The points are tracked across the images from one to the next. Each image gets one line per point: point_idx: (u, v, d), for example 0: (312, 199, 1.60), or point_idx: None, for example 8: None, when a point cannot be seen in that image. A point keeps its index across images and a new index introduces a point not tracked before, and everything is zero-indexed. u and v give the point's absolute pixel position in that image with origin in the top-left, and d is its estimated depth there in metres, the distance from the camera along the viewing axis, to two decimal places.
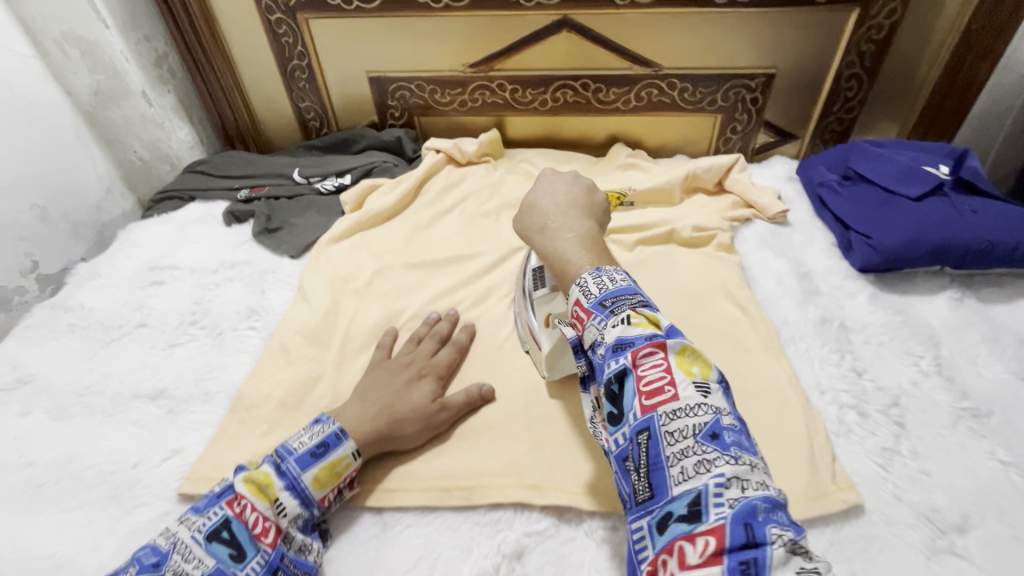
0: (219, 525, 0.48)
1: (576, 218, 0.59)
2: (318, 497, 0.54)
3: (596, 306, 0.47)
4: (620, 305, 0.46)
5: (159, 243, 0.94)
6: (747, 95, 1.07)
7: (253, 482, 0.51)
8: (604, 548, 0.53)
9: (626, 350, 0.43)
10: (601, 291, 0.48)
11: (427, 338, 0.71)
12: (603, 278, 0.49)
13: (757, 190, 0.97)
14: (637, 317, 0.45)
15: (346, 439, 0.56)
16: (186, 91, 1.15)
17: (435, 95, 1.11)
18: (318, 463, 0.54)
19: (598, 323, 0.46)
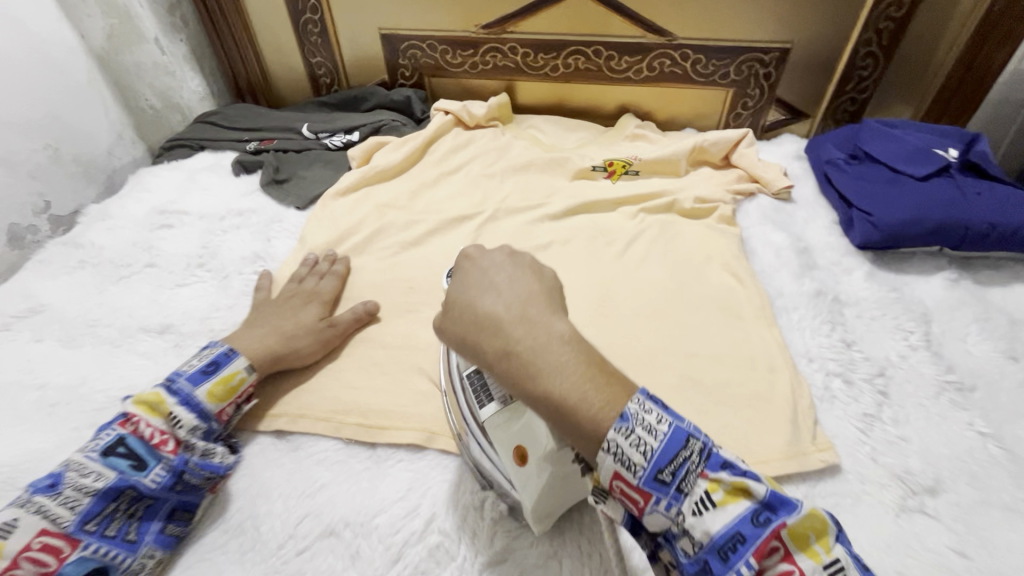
0: (115, 442, 0.50)
1: (544, 315, 0.40)
2: (217, 412, 0.56)
3: (666, 492, 0.36)
4: (683, 469, 0.36)
5: (169, 189, 0.96)
6: (761, 70, 1.06)
7: (144, 404, 0.53)
8: None
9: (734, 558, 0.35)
10: (664, 475, 0.36)
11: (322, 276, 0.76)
12: (644, 436, 0.36)
13: (763, 165, 0.97)
14: (716, 490, 0.36)
15: (236, 356, 0.59)
16: (198, 41, 1.17)
17: (447, 56, 1.11)
18: (211, 378, 0.56)
19: (672, 517, 0.36)
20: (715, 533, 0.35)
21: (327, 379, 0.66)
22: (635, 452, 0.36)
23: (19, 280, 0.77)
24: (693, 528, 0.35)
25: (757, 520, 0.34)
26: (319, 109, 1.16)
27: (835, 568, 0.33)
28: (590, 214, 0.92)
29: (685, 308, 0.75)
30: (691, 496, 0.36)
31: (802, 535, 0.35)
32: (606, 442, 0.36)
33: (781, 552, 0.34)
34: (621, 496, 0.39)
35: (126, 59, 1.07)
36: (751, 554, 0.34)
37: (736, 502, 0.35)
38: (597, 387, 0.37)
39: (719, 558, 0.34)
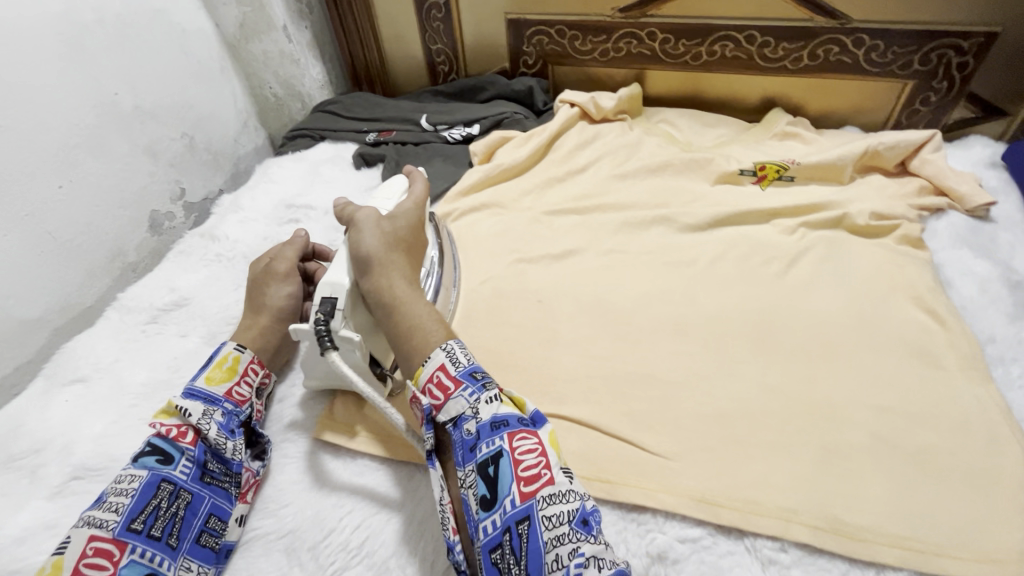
0: (140, 448, 0.51)
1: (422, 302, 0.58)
2: (224, 393, 0.56)
3: (464, 377, 0.51)
4: (490, 377, 0.52)
5: (294, 180, 0.96)
6: (954, 59, 0.88)
7: (160, 410, 0.54)
8: (774, 570, 0.47)
9: (501, 430, 0.47)
10: (469, 363, 0.52)
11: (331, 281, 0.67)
12: (466, 351, 0.53)
13: (955, 175, 0.82)
14: (505, 397, 0.51)
15: (224, 342, 0.59)
16: (322, 29, 1.14)
17: (576, 42, 1.02)
18: (206, 366, 0.57)
19: (468, 395, 0.50)
20: (495, 415, 0.49)
21: None
22: (462, 356, 0.53)
23: (164, 270, 0.79)
24: (481, 409, 0.49)
25: (524, 422, 0.49)
26: (435, 98, 1.12)
27: (569, 472, 0.47)
28: (739, 225, 0.81)
29: (870, 348, 0.63)
30: (487, 390, 0.50)
31: (565, 473, 0.47)
32: (445, 346, 0.53)
33: (543, 454, 0.46)
34: (428, 393, 0.51)
35: (254, 47, 1.07)
36: (509, 435, 0.47)
37: (516, 407, 0.50)
38: (433, 321, 0.56)
39: (488, 432, 0.47)
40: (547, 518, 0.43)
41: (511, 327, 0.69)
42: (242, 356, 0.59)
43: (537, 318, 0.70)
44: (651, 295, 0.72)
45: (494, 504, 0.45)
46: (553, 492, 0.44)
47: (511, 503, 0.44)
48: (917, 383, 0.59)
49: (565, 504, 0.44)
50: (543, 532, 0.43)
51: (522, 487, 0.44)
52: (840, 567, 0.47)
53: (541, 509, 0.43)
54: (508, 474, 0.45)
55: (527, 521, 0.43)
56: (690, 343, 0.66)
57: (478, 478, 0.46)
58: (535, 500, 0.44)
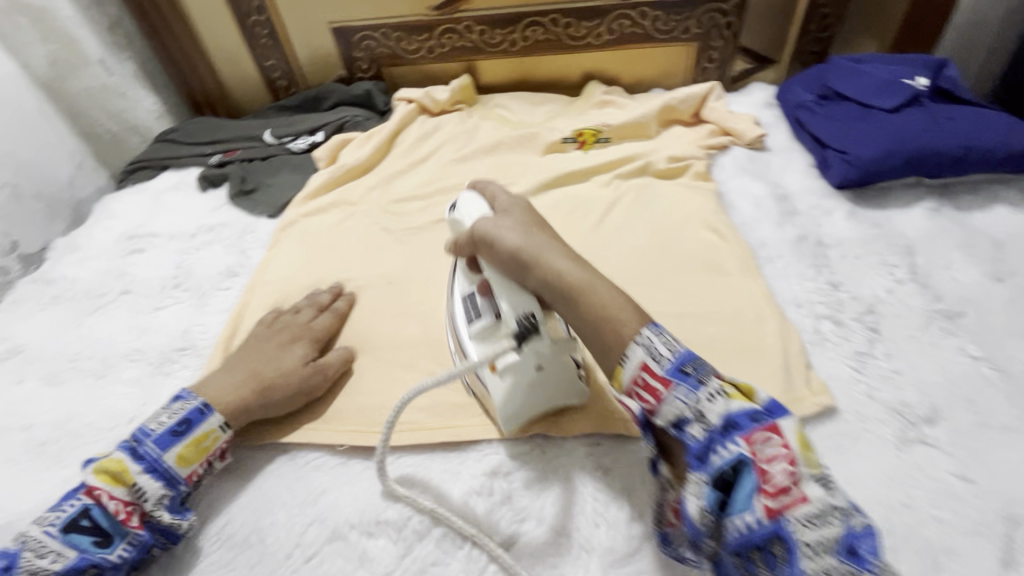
0: (76, 517, 0.48)
1: (536, 242, 0.54)
2: (185, 476, 0.53)
3: (674, 374, 0.45)
4: (704, 367, 0.46)
5: (136, 212, 0.94)
6: (722, 19, 1.03)
7: (108, 472, 0.50)
8: (589, 461, 0.55)
9: (737, 433, 0.42)
10: (673, 355, 0.46)
11: (304, 307, 0.70)
12: (668, 338, 0.47)
13: (734, 117, 0.96)
14: (728, 386, 0.45)
15: (211, 412, 0.55)
16: (147, 59, 1.12)
17: (402, 43, 1.08)
18: (181, 440, 0.53)
19: (683, 394, 0.45)
20: (724, 416, 0.43)
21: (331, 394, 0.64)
22: (664, 346, 0.47)
23: None
24: (706, 411, 0.44)
25: (760, 420, 0.43)
26: (280, 113, 1.14)
27: (823, 479, 0.41)
28: (564, 187, 0.90)
29: (671, 269, 0.74)
30: (707, 387, 0.45)
31: (807, 475, 0.41)
32: (640, 339, 0.47)
33: (792, 465, 0.40)
34: (637, 394, 0.47)
35: (73, 84, 1.02)
36: (745, 439, 0.42)
37: (746, 401, 0.44)
38: (624, 308, 0.50)
39: (721, 436, 0.43)
40: (807, 544, 0.38)
41: (361, 311, 0.73)
42: (221, 434, 0.55)
43: (386, 298, 0.75)
44: None
45: (733, 515, 0.41)
46: (812, 513, 0.39)
47: (756, 523, 0.40)
48: (707, 290, 0.70)
49: (827, 526, 0.39)
50: (804, 561, 0.38)
51: (768, 502, 0.40)
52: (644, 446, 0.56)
53: (796, 532, 0.39)
54: (751, 486, 0.41)
55: (779, 542, 0.39)
56: None
57: (711, 491, 0.42)
58: (786, 517, 0.39)
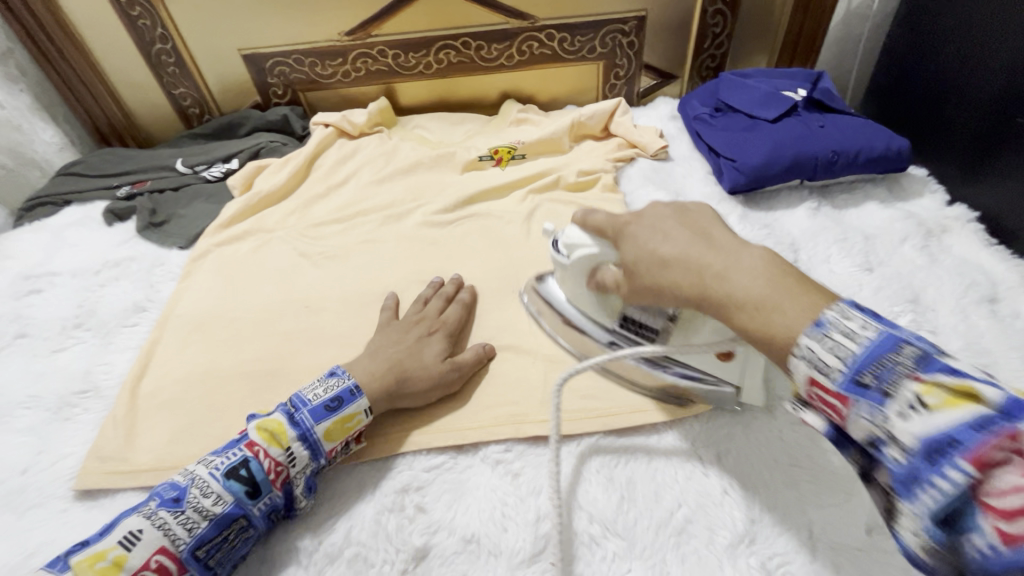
0: (236, 463, 0.50)
1: (737, 247, 0.45)
2: (327, 450, 0.54)
3: (850, 389, 0.35)
4: (890, 370, 0.34)
5: (34, 251, 0.89)
6: (624, 39, 1.10)
7: (266, 431, 0.53)
8: (498, 468, 0.57)
9: (947, 455, 0.30)
10: (847, 362, 0.35)
11: (434, 299, 0.72)
12: (837, 335, 0.36)
13: (640, 130, 1.02)
14: (931, 390, 0.32)
15: (359, 395, 0.57)
16: (44, 89, 1.06)
17: (317, 68, 1.08)
18: (331, 416, 0.55)
19: (867, 412, 0.34)
20: (918, 431, 0.32)
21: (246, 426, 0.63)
22: (830, 356, 0.36)
23: None
24: (891, 429, 0.33)
25: (993, 429, 0.29)
26: (194, 142, 1.11)
27: (958, 422, 0.30)
28: (482, 203, 0.92)
29: None
30: (893, 396, 0.33)
31: (903, 409, 0.32)
32: (798, 349, 0.37)
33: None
34: (820, 407, 0.39)
35: None
36: (969, 458, 0.29)
37: (961, 406, 0.30)
38: (707, 260, 0.45)
39: (923, 457, 0.31)
40: None
41: (277, 338, 0.73)
42: (363, 418, 0.57)
43: (301, 323, 0.74)
44: (408, 278, 0.80)
45: (958, 530, 0.30)
46: None
47: (924, 517, 0.31)
48: None
49: None
50: None
51: (999, 522, 0.28)
52: (552, 449, 0.59)
53: None
54: (964, 509, 0.30)
55: None
56: None
57: (934, 527, 0.31)
58: None
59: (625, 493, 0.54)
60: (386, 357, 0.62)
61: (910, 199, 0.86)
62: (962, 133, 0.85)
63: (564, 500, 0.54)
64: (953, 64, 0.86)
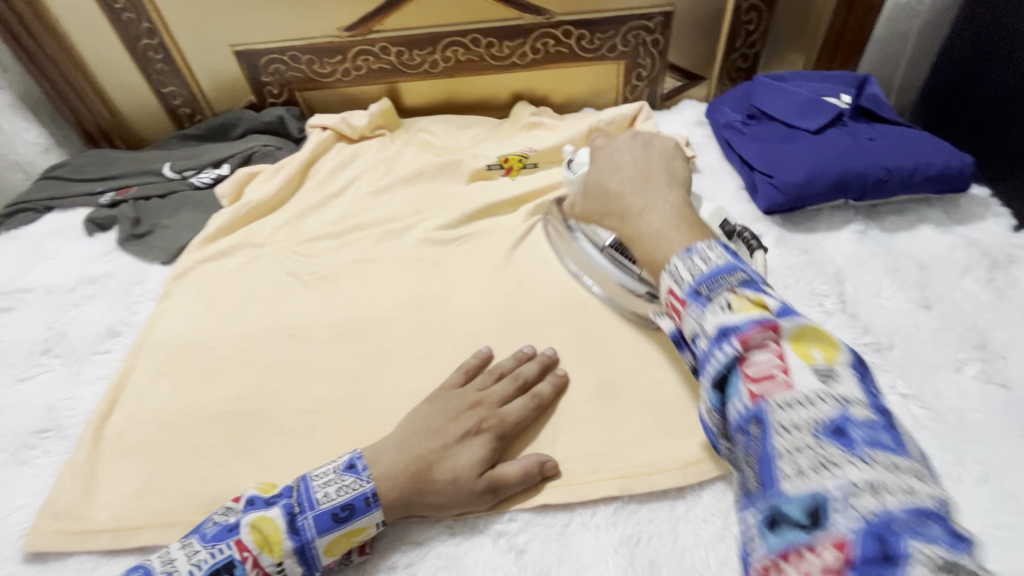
0: (223, 566, 0.44)
1: (659, 190, 0.57)
2: (326, 562, 0.47)
3: (691, 295, 0.45)
4: (718, 283, 0.44)
5: (8, 264, 0.83)
6: (648, 37, 1.00)
7: (261, 533, 0.46)
8: (501, 542, 0.50)
9: (731, 337, 0.40)
10: (695, 276, 0.45)
11: (507, 378, 0.58)
12: (695, 260, 0.46)
13: (664, 138, 0.93)
14: (740, 299, 0.42)
15: (376, 506, 0.48)
16: (28, 88, 1.00)
17: (314, 66, 1.01)
18: (338, 530, 0.47)
19: (695, 314, 0.44)
20: (720, 323, 0.41)
21: (217, 477, 0.56)
22: (691, 276, 0.46)
23: None
24: (706, 323, 0.43)
25: (768, 322, 0.40)
26: (184, 143, 1.04)
27: (829, 373, 0.37)
28: (489, 218, 0.84)
29: (597, 309, 0.69)
30: (716, 301, 0.43)
31: (718, 308, 0.42)
32: (668, 267, 0.48)
33: (780, 358, 0.38)
34: (673, 314, 0.48)
35: None
36: (741, 339, 0.40)
37: (833, 358, 0.38)
38: (658, 226, 0.54)
39: (716, 341, 0.41)
40: (781, 423, 0.36)
41: (259, 372, 0.66)
42: (373, 531, 0.48)
43: (286, 354, 0.67)
44: (406, 303, 0.72)
45: (729, 395, 0.40)
46: (794, 398, 0.37)
47: (776, 453, 0.36)
48: (640, 329, 0.65)
49: (813, 408, 0.36)
50: (777, 438, 0.36)
51: (751, 387, 0.39)
52: (563, 519, 0.51)
53: (775, 415, 0.37)
54: (738, 381, 0.40)
55: (756, 424, 0.37)
56: (440, 347, 0.67)
57: (715, 393, 0.42)
58: (768, 403, 0.37)
59: None
60: (411, 451, 0.50)
61: (970, 222, 0.76)
62: None
63: None
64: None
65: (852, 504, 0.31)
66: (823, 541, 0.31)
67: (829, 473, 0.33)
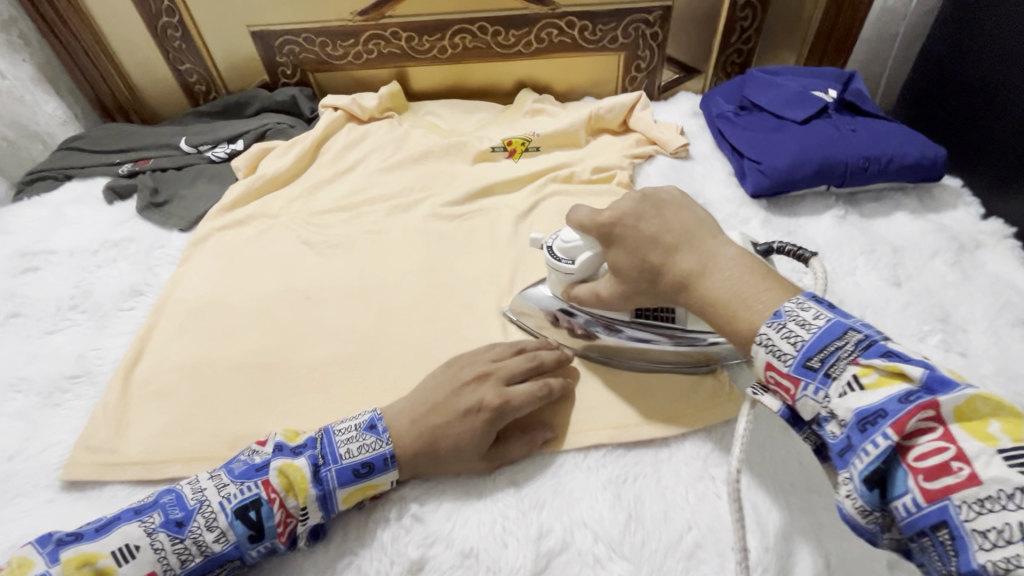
0: (250, 505, 0.48)
1: (712, 243, 0.50)
2: (341, 508, 0.52)
3: (801, 370, 0.40)
4: (833, 356, 0.39)
5: (32, 227, 0.87)
6: (648, 30, 1.05)
7: (287, 477, 0.50)
8: (501, 480, 0.55)
9: (880, 426, 0.35)
10: (799, 348, 0.40)
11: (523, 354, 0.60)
12: (789, 325, 0.41)
13: (660, 126, 0.97)
14: (868, 373, 0.37)
15: (392, 467, 0.53)
16: (49, 61, 1.03)
17: (327, 48, 1.05)
18: (356, 483, 0.51)
19: (814, 392, 0.40)
20: (855, 408, 0.37)
21: (239, 421, 0.61)
22: (787, 343, 0.41)
23: None
24: (837, 407, 0.38)
25: (912, 400, 0.35)
26: (199, 119, 1.08)
27: (1022, 457, 0.32)
28: (493, 197, 0.89)
29: None
30: (839, 379, 0.38)
31: (840, 388, 0.38)
32: (759, 339, 0.42)
33: (946, 440, 0.34)
34: (776, 390, 0.43)
35: None
36: (895, 427, 0.34)
37: (891, 385, 0.36)
38: (714, 283, 0.48)
39: (861, 431, 0.36)
40: (980, 530, 0.31)
41: (276, 330, 0.70)
42: (385, 488, 0.53)
43: (301, 315, 0.72)
44: (414, 271, 0.77)
45: (891, 493, 0.35)
46: (985, 495, 0.32)
47: (858, 478, 0.36)
48: None
49: (1010, 512, 0.31)
50: (979, 550, 0.31)
51: (923, 483, 0.34)
52: (557, 461, 0.56)
53: (968, 518, 0.32)
54: (900, 474, 0.35)
55: (945, 528, 0.33)
56: (446, 310, 0.72)
57: (867, 490, 0.36)
58: (952, 500, 0.33)
59: (632, 512, 0.52)
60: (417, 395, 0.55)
61: (942, 210, 0.82)
62: (1002, 142, 0.80)
63: (568, 517, 0.52)
64: (996, 67, 0.81)
65: None
66: None
67: (994, 532, 0.31)
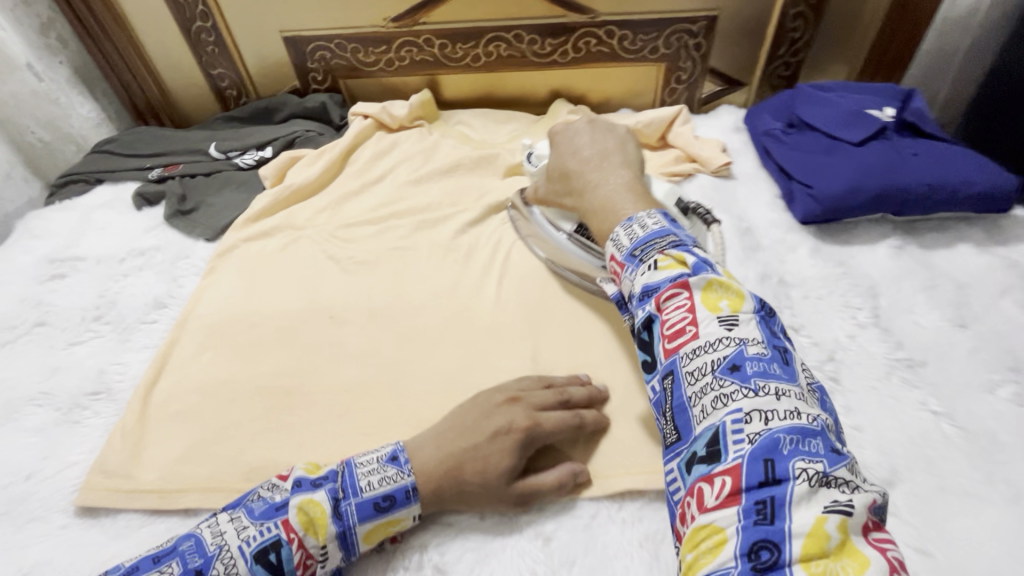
0: (270, 545, 0.45)
1: (611, 167, 0.67)
2: (362, 547, 0.49)
3: (628, 258, 0.53)
4: (649, 246, 0.52)
5: (62, 232, 0.87)
6: (691, 40, 1.00)
7: (307, 516, 0.47)
8: (529, 530, 0.51)
9: (650, 296, 0.49)
10: (632, 241, 0.53)
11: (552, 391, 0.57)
12: (633, 228, 0.54)
13: (701, 142, 0.93)
14: (664, 259, 0.50)
15: (414, 501, 0.49)
16: (85, 63, 1.03)
17: (359, 55, 1.03)
18: (377, 518, 0.48)
19: (631, 273, 0.52)
20: (646, 283, 0.50)
21: (258, 449, 0.59)
22: (626, 239, 0.54)
23: None
24: (637, 281, 0.51)
25: (676, 279, 0.48)
26: (228, 124, 1.07)
27: (730, 320, 0.46)
28: None
29: None
30: (646, 262, 0.51)
31: (646, 269, 0.50)
32: (612, 238, 0.56)
33: (688, 310, 0.47)
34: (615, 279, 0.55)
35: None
36: (656, 298, 0.48)
37: (674, 268, 0.49)
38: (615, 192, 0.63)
39: (642, 298, 0.49)
40: (690, 372, 0.45)
41: (298, 350, 0.68)
42: (407, 523, 0.50)
43: (324, 335, 0.69)
44: (440, 292, 0.74)
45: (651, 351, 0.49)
46: (699, 346, 0.45)
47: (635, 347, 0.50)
48: None
49: (711, 354, 0.45)
50: (687, 387, 0.45)
51: (667, 343, 0.47)
52: (589, 511, 0.53)
53: (684, 364, 0.46)
54: (657, 333, 0.48)
55: (671, 376, 0.46)
56: (473, 335, 0.69)
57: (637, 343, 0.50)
58: (679, 354, 0.46)
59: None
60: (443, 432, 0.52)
61: (1012, 244, 0.75)
62: None
63: None
64: None
65: (742, 432, 0.41)
66: (721, 472, 0.40)
67: (725, 407, 0.42)
